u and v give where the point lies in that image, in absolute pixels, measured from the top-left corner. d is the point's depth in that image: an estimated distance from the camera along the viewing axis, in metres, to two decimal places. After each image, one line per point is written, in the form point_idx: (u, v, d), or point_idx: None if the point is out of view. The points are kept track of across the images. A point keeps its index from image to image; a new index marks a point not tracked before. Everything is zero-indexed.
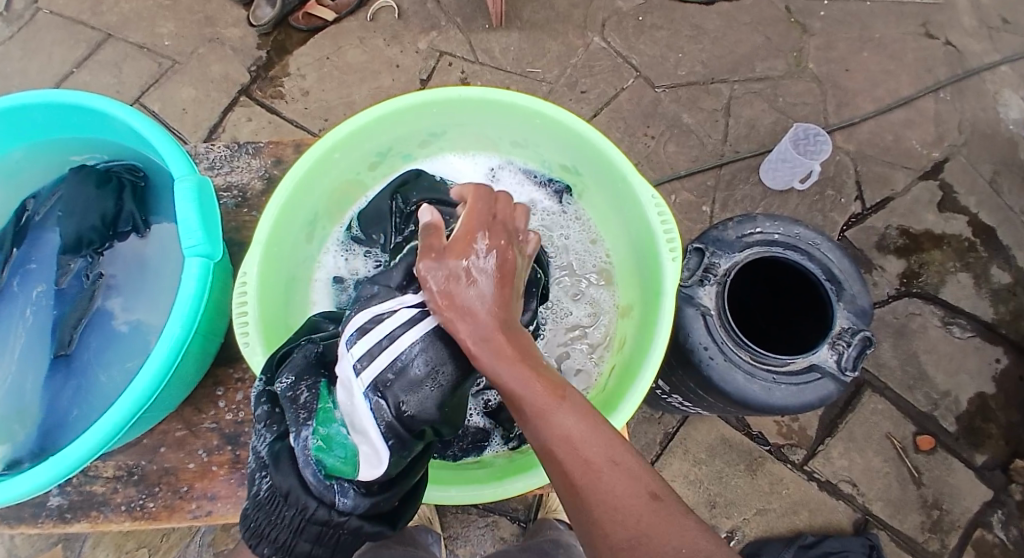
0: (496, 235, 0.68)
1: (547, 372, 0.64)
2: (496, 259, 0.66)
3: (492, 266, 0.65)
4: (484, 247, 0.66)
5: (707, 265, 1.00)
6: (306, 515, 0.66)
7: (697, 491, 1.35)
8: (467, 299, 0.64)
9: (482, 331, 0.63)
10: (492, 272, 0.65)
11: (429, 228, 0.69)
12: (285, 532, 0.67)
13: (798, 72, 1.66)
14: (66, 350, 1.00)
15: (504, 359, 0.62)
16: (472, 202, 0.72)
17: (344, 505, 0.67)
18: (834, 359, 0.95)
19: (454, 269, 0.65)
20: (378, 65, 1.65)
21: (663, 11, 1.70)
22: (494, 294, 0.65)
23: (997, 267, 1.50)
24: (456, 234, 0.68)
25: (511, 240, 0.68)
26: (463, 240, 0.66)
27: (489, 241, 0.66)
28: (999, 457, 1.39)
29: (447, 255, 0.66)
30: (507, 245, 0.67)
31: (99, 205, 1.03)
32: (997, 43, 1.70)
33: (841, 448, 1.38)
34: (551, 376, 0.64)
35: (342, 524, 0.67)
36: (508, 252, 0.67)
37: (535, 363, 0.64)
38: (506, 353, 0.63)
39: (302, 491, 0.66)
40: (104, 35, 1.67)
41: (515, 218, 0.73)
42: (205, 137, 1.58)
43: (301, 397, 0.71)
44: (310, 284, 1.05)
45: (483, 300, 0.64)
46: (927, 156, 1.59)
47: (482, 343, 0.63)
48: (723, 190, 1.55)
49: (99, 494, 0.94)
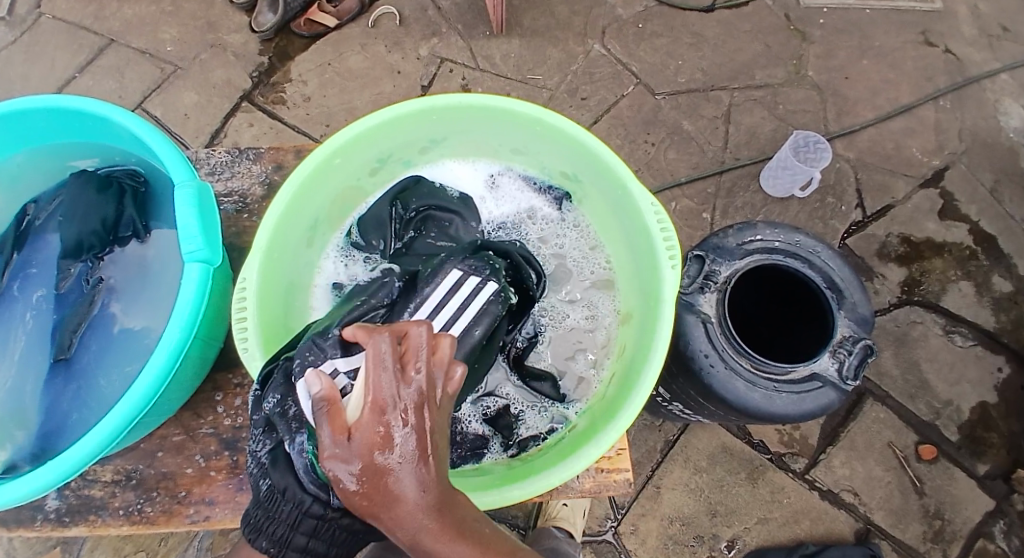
0: (414, 404, 0.49)
1: (487, 536, 0.55)
2: (414, 436, 0.49)
3: (411, 446, 0.49)
4: (402, 426, 0.48)
5: (707, 273, 1.00)
6: (301, 510, 0.67)
7: (698, 500, 1.34)
8: (389, 491, 0.49)
9: (415, 523, 0.50)
10: (416, 457, 0.49)
11: (328, 402, 0.51)
12: (283, 527, 0.69)
13: (798, 80, 1.66)
14: (66, 354, 1.00)
15: (443, 541, 0.51)
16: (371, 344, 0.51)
17: (339, 503, 0.66)
18: (835, 367, 0.95)
19: (366, 459, 0.48)
20: (380, 71, 1.65)
21: (664, 19, 1.71)
22: (418, 479, 0.49)
23: (998, 275, 1.50)
24: (359, 409, 0.49)
25: (431, 399, 0.50)
26: (369, 415, 0.49)
27: (407, 414, 0.49)
28: (1001, 466, 1.38)
29: (358, 443, 0.49)
30: (427, 409, 0.50)
31: (100, 209, 1.03)
32: (996, 51, 1.70)
33: (843, 456, 1.37)
34: (496, 541, 0.56)
35: (337, 520, 0.68)
36: (428, 417, 0.50)
37: (475, 533, 0.54)
38: (447, 536, 0.51)
39: (299, 489, 0.68)
40: (107, 40, 1.67)
41: (435, 362, 0.52)
42: (206, 141, 1.59)
43: (290, 410, 0.70)
44: (310, 290, 1.04)
45: (413, 492, 0.49)
46: (927, 163, 1.59)
47: (419, 532, 0.50)
48: (724, 197, 1.55)
49: (98, 498, 0.94)
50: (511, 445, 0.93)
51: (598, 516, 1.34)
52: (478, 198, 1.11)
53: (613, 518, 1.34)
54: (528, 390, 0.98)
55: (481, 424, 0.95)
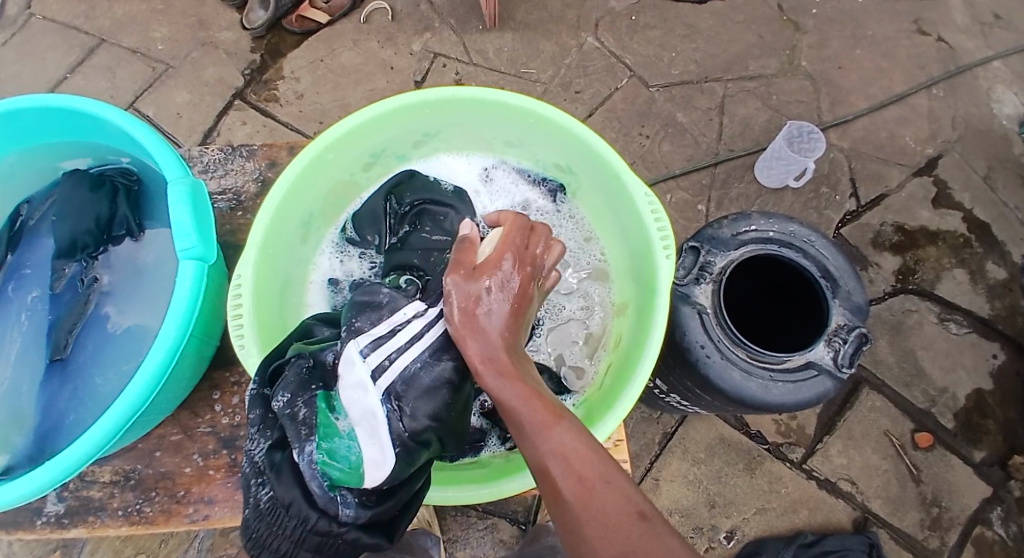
0: (523, 264, 0.70)
1: (544, 393, 0.65)
2: (517, 283, 0.68)
3: (510, 288, 0.67)
4: (510, 270, 0.68)
5: (702, 263, 1.00)
6: (307, 526, 0.66)
7: (696, 490, 1.35)
8: (481, 316, 0.65)
9: (490, 348, 0.64)
10: (511, 295, 0.67)
11: (465, 247, 0.73)
12: (287, 542, 0.67)
13: (791, 71, 1.66)
14: (62, 353, 1.00)
15: (507, 377, 0.63)
16: (510, 224, 0.75)
17: (346, 516, 0.67)
18: (831, 356, 0.95)
19: (473, 290, 0.66)
20: (373, 67, 1.65)
21: (656, 11, 1.71)
22: (503, 319, 0.66)
23: (992, 262, 1.51)
24: (485, 256, 0.70)
25: (534, 271, 0.70)
26: (491, 260, 0.69)
27: (515, 265, 0.69)
28: (997, 453, 1.39)
29: (474, 275, 0.67)
30: (530, 274, 0.70)
31: (93, 208, 1.03)
32: (989, 39, 1.70)
33: (839, 445, 1.38)
34: (549, 398, 0.64)
35: (342, 535, 0.68)
36: (529, 282, 0.69)
37: (533, 382, 0.65)
38: (510, 372, 0.64)
39: (306, 504, 0.67)
40: (97, 40, 1.66)
41: (546, 253, 0.74)
42: (199, 140, 1.58)
43: (300, 413, 0.70)
44: (305, 286, 1.05)
45: (497, 324, 0.65)
46: (921, 152, 1.59)
47: (489, 359, 0.64)
48: (719, 189, 1.55)
49: (96, 499, 0.94)
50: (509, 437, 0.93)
51: None
52: (472, 192, 1.11)
53: None
54: None
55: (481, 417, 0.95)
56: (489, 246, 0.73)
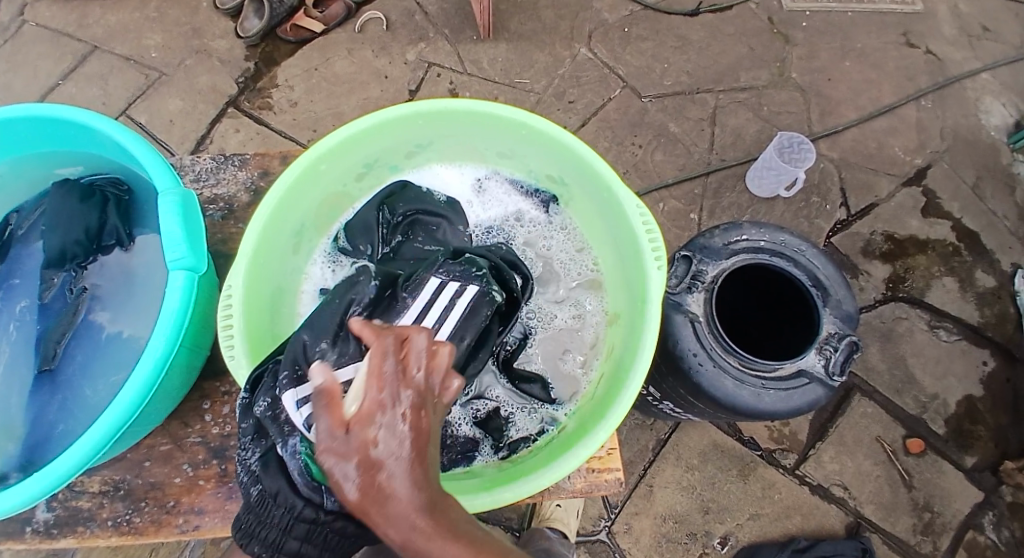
0: (412, 401, 0.49)
1: (483, 544, 0.51)
2: (412, 429, 0.48)
3: (406, 440, 0.48)
4: (399, 417, 0.48)
5: (694, 272, 1.00)
6: (294, 514, 0.68)
7: (690, 497, 1.35)
8: (383, 488, 0.47)
9: (405, 524, 0.48)
10: (409, 451, 0.48)
11: (325, 393, 0.49)
12: (275, 531, 0.69)
13: (781, 82, 1.68)
14: (50, 365, 0.99)
15: (437, 547, 0.49)
16: (374, 349, 0.51)
17: (330, 505, 0.67)
18: (822, 364, 0.96)
19: (362, 455, 0.47)
20: (367, 76, 1.65)
21: (649, 22, 1.72)
22: (412, 476, 0.48)
23: (981, 271, 1.52)
24: (360, 401, 0.49)
25: (428, 401, 0.50)
26: (367, 406, 0.48)
27: (405, 406, 0.48)
28: (989, 460, 1.39)
29: (354, 435, 0.47)
30: (424, 407, 0.49)
31: (83, 218, 1.02)
32: (976, 51, 1.72)
33: (832, 452, 1.38)
34: (488, 546, 0.52)
35: (329, 525, 0.68)
36: (425, 417, 0.49)
37: (470, 537, 0.51)
38: (439, 539, 0.49)
39: (292, 493, 0.68)
40: (90, 48, 1.66)
41: (434, 365, 0.51)
42: (192, 148, 1.58)
43: (281, 413, 0.71)
44: (297, 296, 1.04)
45: (403, 490, 0.48)
46: (910, 162, 1.61)
47: (409, 535, 0.48)
48: (711, 198, 1.56)
49: (86, 509, 0.93)
50: (501, 447, 0.94)
51: (593, 516, 1.34)
52: (465, 202, 1.11)
53: (607, 518, 1.34)
54: (518, 392, 0.98)
55: (472, 427, 0.95)
56: (359, 381, 0.50)
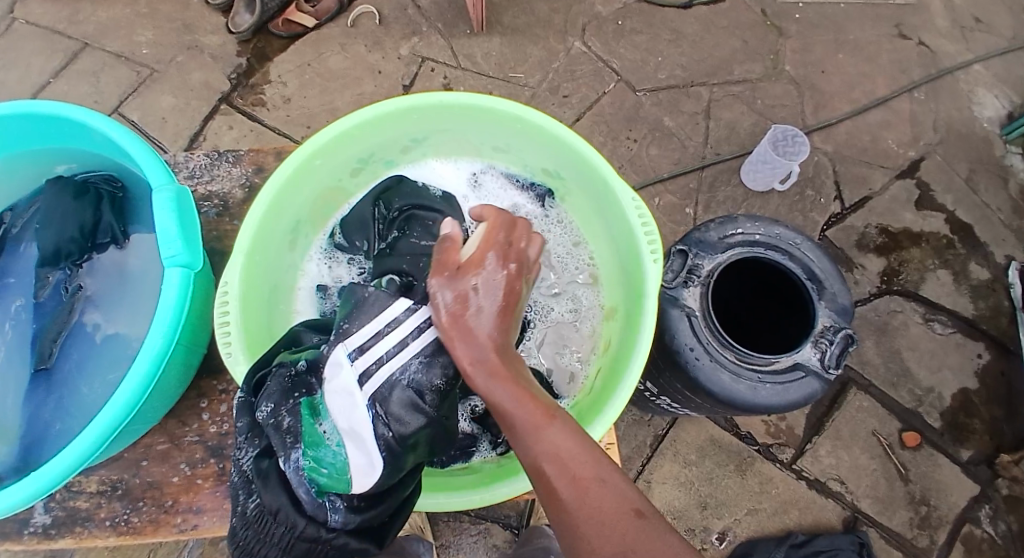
0: (510, 259, 0.69)
1: (537, 393, 0.66)
2: (503, 279, 0.67)
3: (497, 287, 0.67)
4: (496, 267, 0.68)
5: (690, 266, 1.01)
6: (295, 533, 0.67)
7: (687, 494, 1.36)
8: (472, 320, 0.65)
9: (480, 352, 0.64)
10: (498, 295, 0.66)
11: (446, 250, 0.72)
12: (274, 549, 0.68)
13: (775, 75, 1.68)
14: (47, 364, 0.99)
15: (498, 379, 0.64)
16: (493, 226, 0.73)
17: (334, 522, 0.68)
18: (818, 357, 0.96)
19: (463, 288, 0.67)
20: (361, 70, 1.64)
21: (643, 16, 1.72)
22: (493, 320, 0.66)
23: (975, 263, 1.53)
24: (472, 253, 0.70)
25: (518, 267, 0.69)
26: (476, 259, 0.68)
27: (501, 262, 0.68)
28: (984, 452, 1.41)
29: (460, 274, 0.68)
30: (514, 270, 0.68)
31: (77, 216, 1.01)
32: (969, 43, 1.73)
33: (828, 446, 1.39)
34: (543, 398, 0.66)
35: (330, 541, 0.69)
36: (513, 279, 0.68)
37: (526, 382, 0.65)
38: (500, 373, 0.64)
39: (293, 510, 0.68)
40: (81, 44, 1.65)
41: (530, 247, 0.72)
42: (185, 145, 1.57)
43: (284, 422, 0.70)
44: (294, 292, 1.04)
45: (485, 324, 0.65)
46: (904, 155, 1.61)
47: (479, 363, 0.64)
48: (706, 192, 1.56)
49: (83, 509, 0.93)
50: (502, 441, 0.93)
51: None
52: (461, 197, 1.11)
53: None
54: None
55: (471, 423, 0.95)
56: (475, 242, 0.72)
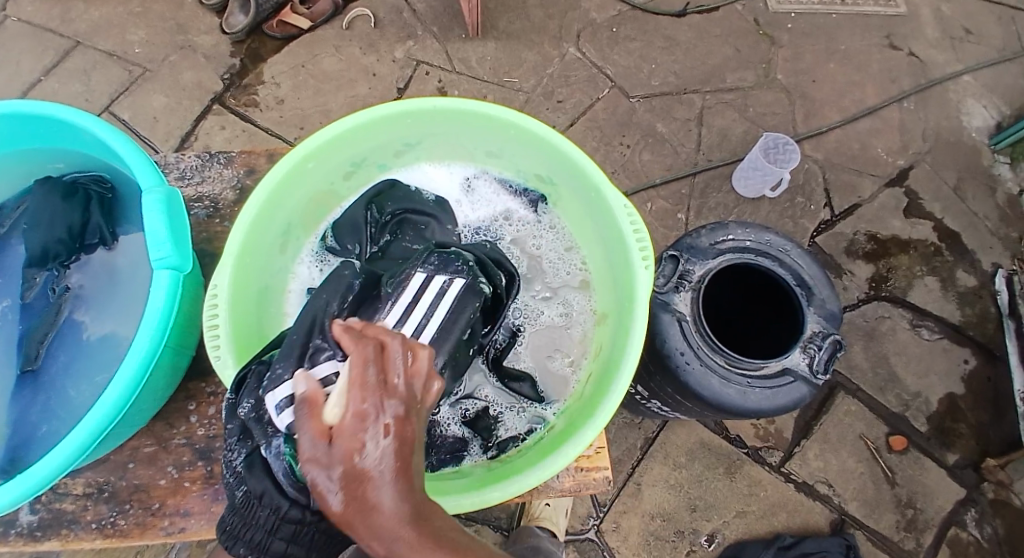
0: (395, 404, 0.50)
1: (472, 546, 0.51)
2: (394, 435, 0.48)
3: (389, 448, 0.48)
4: (380, 422, 0.48)
5: (681, 272, 1.01)
6: (279, 515, 0.68)
7: (678, 497, 1.36)
8: (367, 499, 0.47)
9: (389, 535, 0.47)
10: (392, 458, 0.48)
11: (306, 403, 0.51)
12: (260, 533, 0.69)
13: (767, 83, 1.69)
14: (33, 365, 0.98)
15: (423, 556, 0.48)
16: (358, 353, 0.52)
17: (317, 506, 0.67)
18: (807, 362, 0.97)
19: (344, 464, 0.47)
20: (355, 73, 1.64)
21: (637, 23, 1.73)
22: (395, 487, 0.48)
23: (962, 270, 1.54)
24: (340, 408, 0.49)
25: (409, 406, 0.50)
26: (349, 417, 0.48)
27: (385, 412, 0.49)
28: (969, 456, 1.42)
29: (336, 444, 0.48)
30: (405, 414, 0.50)
31: (66, 217, 1.01)
32: (958, 53, 1.75)
33: (816, 449, 1.40)
34: (479, 552, 0.51)
35: (315, 523, 0.68)
36: (405, 425, 0.49)
37: (457, 543, 0.50)
38: (424, 550, 0.48)
39: (276, 493, 0.68)
40: (73, 43, 1.64)
41: (416, 369, 0.53)
42: (176, 145, 1.56)
43: (265, 412, 0.69)
44: (285, 295, 1.04)
45: (387, 499, 0.47)
46: (893, 163, 1.63)
47: (393, 548, 0.47)
48: (698, 198, 1.57)
49: (69, 512, 0.92)
50: (490, 446, 0.94)
51: (582, 514, 1.34)
52: (453, 201, 1.11)
53: (595, 516, 1.34)
54: (506, 391, 0.98)
55: (460, 427, 0.95)
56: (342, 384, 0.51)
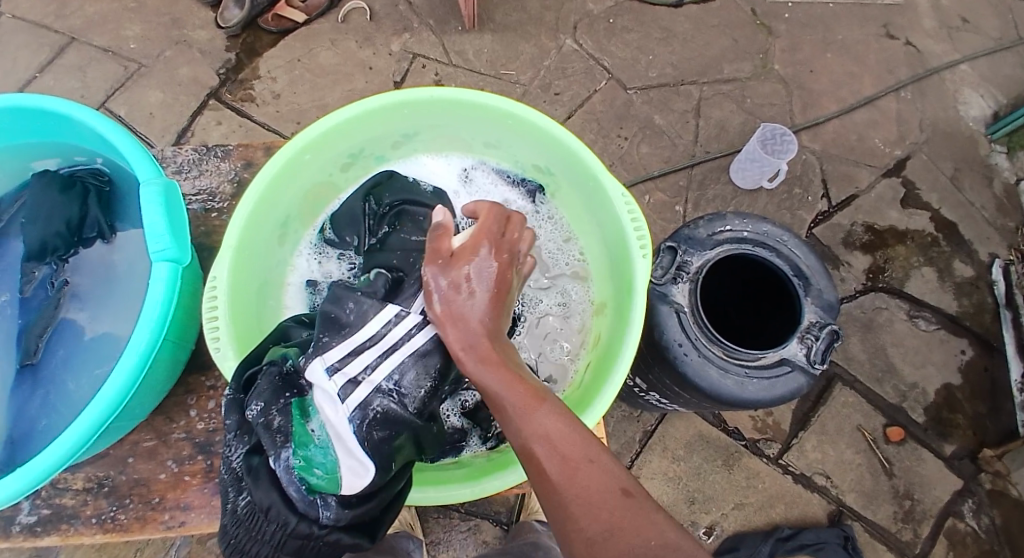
0: (499, 251, 0.73)
1: (528, 378, 0.68)
2: (494, 269, 0.71)
3: (487, 275, 0.71)
4: (486, 257, 0.72)
5: (679, 263, 1.01)
6: (286, 530, 0.67)
7: (676, 489, 1.37)
8: (461, 307, 0.69)
9: (469, 334, 0.68)
10: (489, 282, 0.71)
11: (440, 234, 0.76)
12: (266, 546, 0.69)
13: (764, 74, 1.69)
14: (33, 359, 0.98)
15: (489, 364, 0.67)
16: (486, 217, 0.77)
17: (326, 518, 0.68)
18: (804, 352, 0.97)
19: (454, 277, 0.71)
20: (351, 66, 1.64)
21: (633, 14, 1.72)
22: (484, 307, 0.70)
23: (959, 260, 1.55)
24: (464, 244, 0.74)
25: (508, 256, 0.73)
26: (468, 249, 0.73)
27: (492, 252, 0.72)
28: (967, 447, 1.43)
29: (453, 263, 0.72)
30: (505, 260, 0.73)
31: (64, 211, 1.01)
32: (955, 43, 1.75)
33: (814, 440, 1.40)
34: (533, 383, 0.67)
35: (323, 537, 0.69)
36: (505, 265, 0.73)
37: (516, 367, 0.68)
38: (490, 356, 0.67)
39: (284, 507, 0.67)
40: (68, 38, 1.63)
41: (519, 239, 0.77)
42: (173, 141, 1.56)
43: (273, 422, 0.69)
44: (283, 287, 1.04)
45: (474, 309, 0.69)
46: (890, 154, 1.63)
47: (469, 347, 0.67)
48: (695, 190, 1.57)
49: (69, 507, 0.92)
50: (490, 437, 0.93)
51: None
52: (452, 192, 1.11)
53: None
54: None
55: (459, 418, 0.94)
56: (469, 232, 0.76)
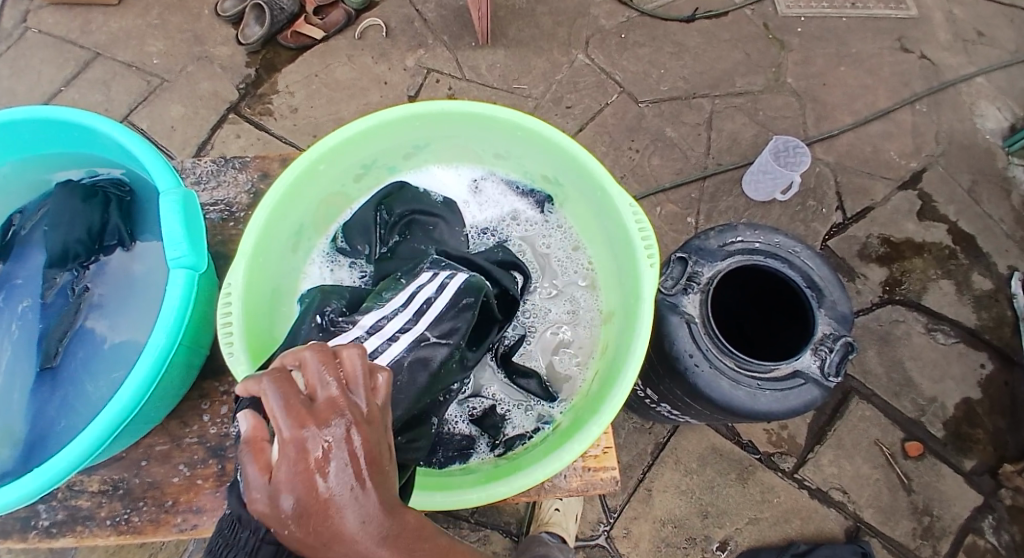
0: (338, 426, 0.44)
1: (453, 548, 0.48)
2: (346, 456, 0.43)
3: (344, 470, 0.43)
4: (329, 448, 0.43)
5: (690, 273, 1.01)
6: (247, 530, 0.61)
7: (689, 503, 1.35)
8: (331, 526, 0.43)
9: (366, 556, 0.44)
10: (351, 476, 0.43)
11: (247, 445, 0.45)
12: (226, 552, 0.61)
13: (777, 87, 1.69)
14: (52, 362, 1.00)
15: None
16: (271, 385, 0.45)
17: None
18: (818, 365, 0.96)
19: (302, 500, 0.43)
20: (367, 82, 1.67)
21: (646, 29, 1.74)
22: (361, 509, 0.43)
23: (978, 273, 1.53)
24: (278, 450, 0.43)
25: (358, 419, 0.44)
26: (290, 451, 0.43)
27: (331, 437, 0.43)
28: (987, 462, 1.40)
29: (284, 486, 0.43)
30: (354, 430, 0.44)
31: (86, 217, 1.04)
32: (971, 55, 1.74)
33: (830, 455, 1.38)
34: None
35: None
36: (359, 439, 0.44)
37: (436, 548, 0.47)
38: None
39: (246, 506, 0.62)
40: (93, 54, 1.68)
41: (347, 378, 0.46)
42: (193, 153, 1.59)
43: None
44: (296, 295, 1.05)
45: (353, 519, 0.43)
46: (906, 166, 1.62)
47: None
48: (708, 202, 1.57)
49: (84, 509, 0.93)
50: (498, 444, 0.94)
51: (591, 520, 1.33)
52: (461, 202, 1.12)
53: (605, 522, 1.34)
54: (515, 386, 0.98)
55: (468, 424, 0.95)
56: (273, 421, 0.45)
